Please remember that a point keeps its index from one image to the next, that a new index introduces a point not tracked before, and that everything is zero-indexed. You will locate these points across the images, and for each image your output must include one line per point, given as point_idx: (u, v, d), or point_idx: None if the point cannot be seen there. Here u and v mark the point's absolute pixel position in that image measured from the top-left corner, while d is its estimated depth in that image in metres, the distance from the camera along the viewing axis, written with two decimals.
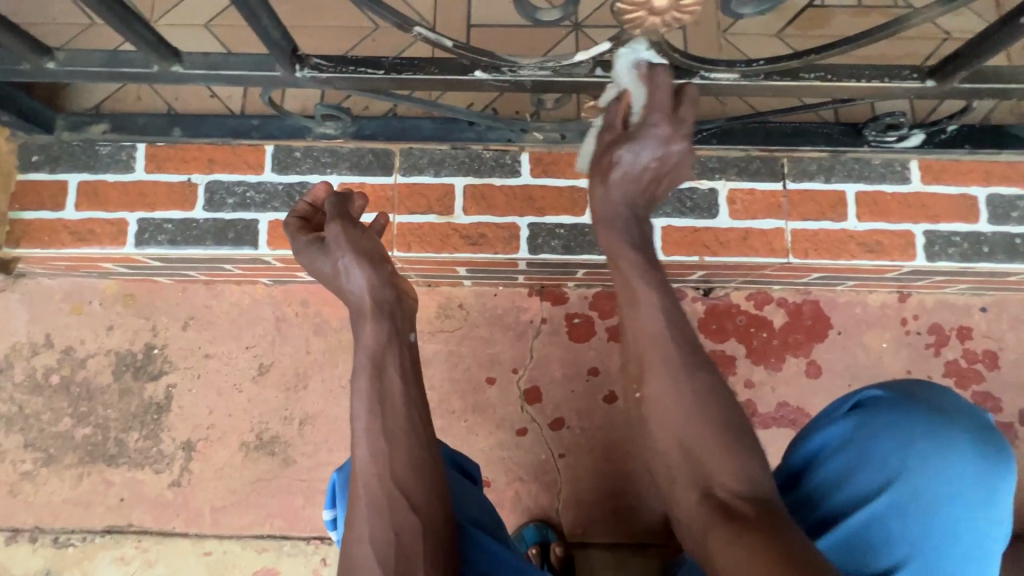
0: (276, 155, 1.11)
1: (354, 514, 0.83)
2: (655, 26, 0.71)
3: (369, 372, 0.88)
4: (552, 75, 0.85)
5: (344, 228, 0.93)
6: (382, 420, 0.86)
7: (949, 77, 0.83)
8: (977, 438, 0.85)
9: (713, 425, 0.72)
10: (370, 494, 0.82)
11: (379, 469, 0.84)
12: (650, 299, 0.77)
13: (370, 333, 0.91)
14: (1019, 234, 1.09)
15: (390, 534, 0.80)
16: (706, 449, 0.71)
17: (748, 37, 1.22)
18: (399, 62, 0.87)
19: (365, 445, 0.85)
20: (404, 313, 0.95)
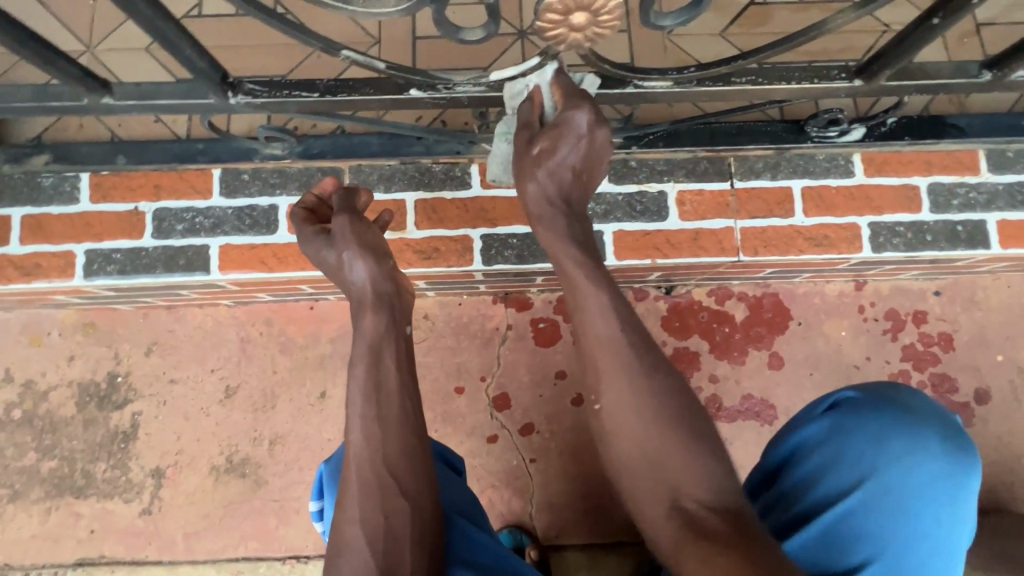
0: (223, 179, 1.10)
1: (346, 497, 0.82)
2: (578, 41, 0.71)
3: (366, 363, 0.88)
4: (487, 91, 0.86)
5: (349, 218, 0.92)
6: (377, 409, 0.85)
7: (875, 77, 0.84)
8: (948, 441, 0.87)
9: (674, 428, 0.73)
10: (363, 477, 0.82)
11: (373, 454, 0.83)
12: (598, 301, 0.78)
13: (368, 329, 0.90)
14: (960, 221, 1.12)
15: (382, 518, 0.81)
16: (668, 449, 0.72)
17: (692, 38, 1.23)
18: (334, 84, 0.87)
19: (360, 432, 0.84)
20: (400, 311, 0.93)
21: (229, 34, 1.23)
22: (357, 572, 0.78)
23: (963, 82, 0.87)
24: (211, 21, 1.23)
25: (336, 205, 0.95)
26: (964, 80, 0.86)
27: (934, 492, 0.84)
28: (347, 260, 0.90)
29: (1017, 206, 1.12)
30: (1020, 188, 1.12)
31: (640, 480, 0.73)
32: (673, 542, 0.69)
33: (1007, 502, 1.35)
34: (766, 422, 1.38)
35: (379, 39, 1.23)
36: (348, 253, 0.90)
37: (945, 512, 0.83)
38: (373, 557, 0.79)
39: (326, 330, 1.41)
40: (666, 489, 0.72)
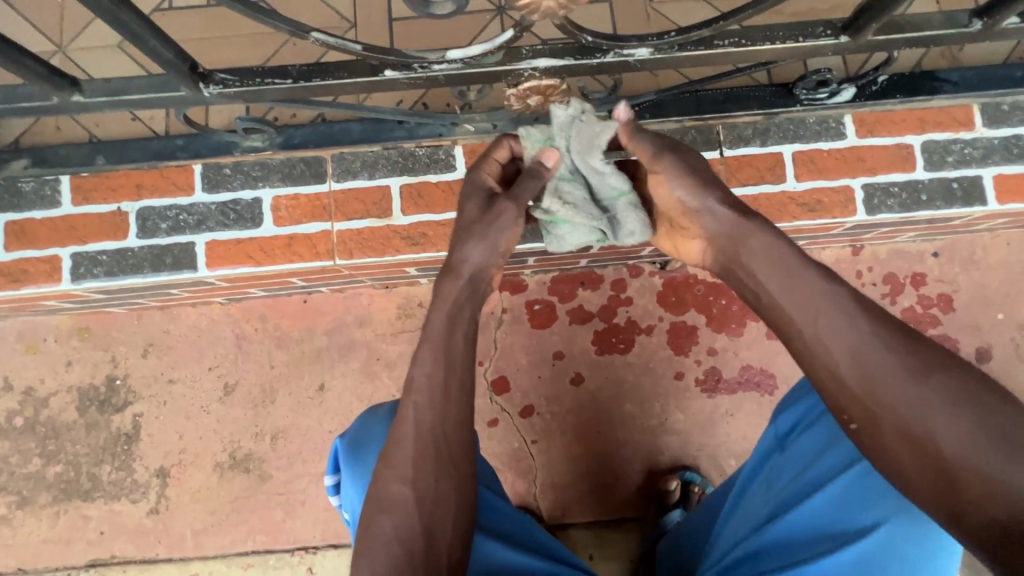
0: (205, 174, 1.09)
1: (396, 454, 0.79)
2: (551, 9, 0.69)
3: (444, 329, 0.85)
4: (464, 67, 0.83)
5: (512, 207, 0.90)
6: (444, 376, 0.82)
7: (862, 32, 0.81)
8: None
9: (966, 427, 0.60)
10: (422, 441, 0.79)
11: (433, 420, 0.80)
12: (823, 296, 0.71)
13: (445, 295, 0.88)
14: (956, 178, 1.10)
15: (433, 485, 0.78)
16: (957, 449, 0.60)
17: (675, 4, 1.19)
18: (307, 69, 0.85)
19: (424, 395, 0.81)
20: (476, 299, 0.90)
21: (202, 26, 1.20)
22: (399, 531, 0.75)
23: (953, 33, 0.84)
24: (182, 13, 1.21)
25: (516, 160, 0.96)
26: (953, 30, 0.84)
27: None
28: (466, 237, 0.90)
29: (1014, 159, 1.10)
30: (1016, 142, 1.10)
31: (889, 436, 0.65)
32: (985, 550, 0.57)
33: None
34: (767, 392, 1.37)
35: (355, 23, 1.20)
36: (471, 233, 0.90)
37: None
38: (419, 518, 0.76)
39: (321, 323, 1.41)
40: (959, 502, 0.59)
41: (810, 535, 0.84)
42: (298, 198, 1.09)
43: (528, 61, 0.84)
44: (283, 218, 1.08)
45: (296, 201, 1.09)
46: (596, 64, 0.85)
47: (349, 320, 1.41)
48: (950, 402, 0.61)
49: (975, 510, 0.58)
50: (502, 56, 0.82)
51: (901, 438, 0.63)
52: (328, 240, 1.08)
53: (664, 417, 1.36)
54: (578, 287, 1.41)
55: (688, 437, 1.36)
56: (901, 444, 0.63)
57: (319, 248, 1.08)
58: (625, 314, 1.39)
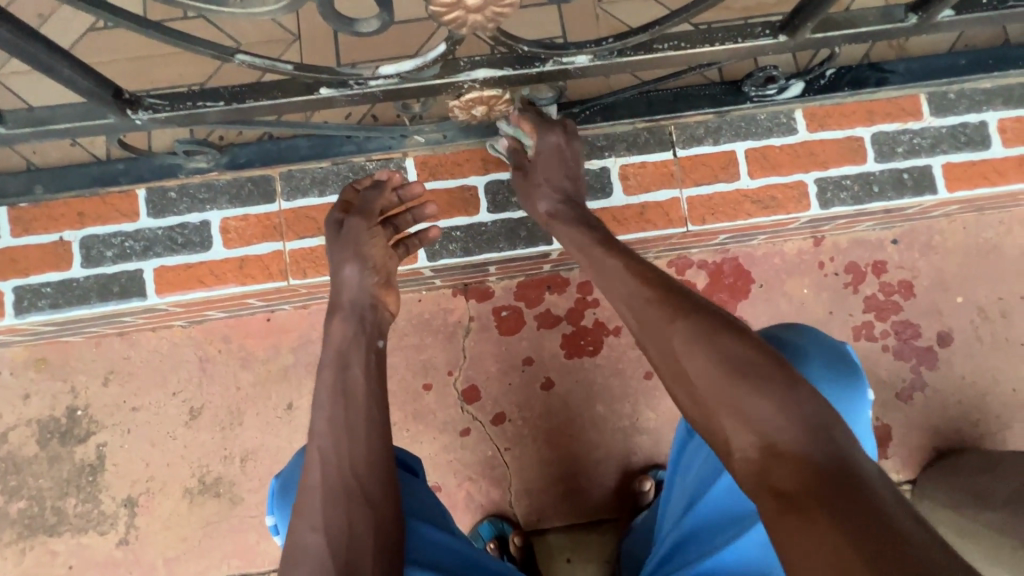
0: (149, 199, 1.06)
1: (307, 503, 0.80)
2: (479, 23, 0.68)
3: (334, 368, 0.90)
4: (401, 82, 0.82)
5: (363, 221, 0.96)
6: (345, 415, 0.86)
7: (798, 31, 0.81)
8: (834, 364, 0.92)
9: (714, 362, 0.65)
10: (328, 486, 0.81)
11: (341, 461, 0.83)
12: (626, 279, 0.83)
13: (336, 332, 0.94)
14: (906, 169, 1.11)
15: (346, 527, 0.78)
16: (710, 385, 0.64)
17: (625, 4, 1.18)
18: (239, 90, 0.82)
19: (327, 439, 0.84)
20: (371, 326, 0.96)
21: (142, 45, 1.16)
22: None
23: (889, 27, 0.85)
24: (119, 32, 1.17)
25: (365, 203, 0.97)
26: (888, 26, 0.84)
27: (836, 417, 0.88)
28: (337, 261, 0.96)
29: (962, 147, 1.11)
30: (963, 129, 1.11)
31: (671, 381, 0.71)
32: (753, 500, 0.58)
33: (973, 440, 1.37)
34: None
35: (299, 36, 1.17)
36: (341, 255, 0.96)
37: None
38: (335, 564, 0.76)
39: (286, 340, 1.39)
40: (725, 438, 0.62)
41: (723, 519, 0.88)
42: (248, 219, 1.06)
43: (467, 73, 0.82)
44: (233, 239, 1.06)
45: (245, 222, 1.06)
46: (537, 72, 0.84)
47: (314, 336, 1.39)
48: (701, 343, 0.67)
49: (740, 445, 0.60)
50: (438, 70, 0.81)
51: (675, 379, 0.70)
52: (281, 260, 1.06)
53: (635, 417, 1.37)
54: (545, 292, 1.40)
55: (659, 435, 1.37)
56: (678, 390, 0.70)
57: (272, 269, 1.06)
58: (593, 315, 1.39)
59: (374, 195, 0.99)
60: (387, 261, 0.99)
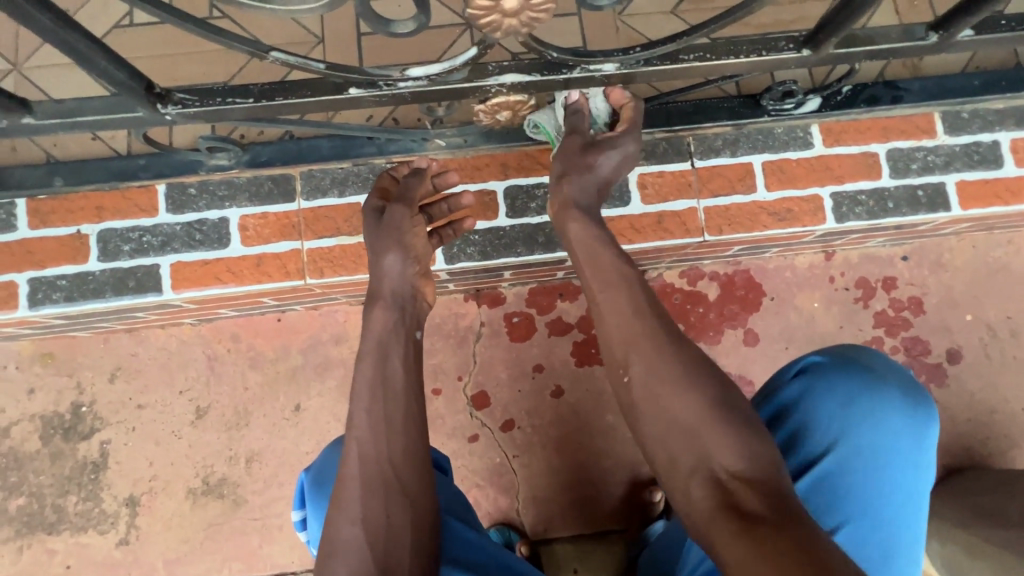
0: (169, 194, 1.06)
1: (345, 495, 0.81)
2: (514, 27, 0.68)
3: (376, 358, 0.89)
4: (429, 84, 0.82)
5: (406, 209, 0.95)
6: (383, 407, 0.85)
7: (822, 46, 0.83)
8: (906, 393, 0.95)
9: (699, 401, 0.72)
10: (366, 477, 0.81)
11: (378, 453, 0.83)
12: (621, 295, 0.82)
13: (382, 319, 0.92)
14: (920, 185, 1.12)
15: (383, 519, 0.80)
16: (695, 422, 0.71)
17: (644, 17, 1.20)
18: (269, 88, 0.83)
19: (365, 431, 0.84)
20: (411, 317, 0.95)
21: (167, 43, 1.18)
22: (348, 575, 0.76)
23: (910, 45, 0.86)
24: (146, 30, 1.18)
25: (404, 190, 0.97)
26: (910, 43, 0.85)
27: (901, 446, 0.91)
28: (381, 250, 0.94)
29: (975, 166, 1.13)
30: (976, 148, 1.13)
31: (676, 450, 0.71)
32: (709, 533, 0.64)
33: (983, 458, 1.37)
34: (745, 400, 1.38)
35: (322, 39, 1.18)
36: (384, 244, 0.93)
37: (909, 472, 0.92)
38: (372, 559, 0.77)
39: (295, 341, 1.38)
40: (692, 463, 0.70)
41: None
42: (267, 217, 1.06)
43: (495, 77, 0.83)
44: (252, 237, 1.06)
45: (264, 220, 1.06)
46: (563, 79, 0.85)
47: (324, 338, 1.39)
48: (685, 378, 0.74)
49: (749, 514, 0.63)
50: (467, 74, 0.82)
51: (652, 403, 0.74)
52: (299, 259, 1.06)
53: None
54: (556, 299, 1.40)
55: None
56: (645, 419, 0.75)
57: (289, 267, 1.06)
58: None
59: (414, 182, 0.99)
60: (425, 252, 0.98)
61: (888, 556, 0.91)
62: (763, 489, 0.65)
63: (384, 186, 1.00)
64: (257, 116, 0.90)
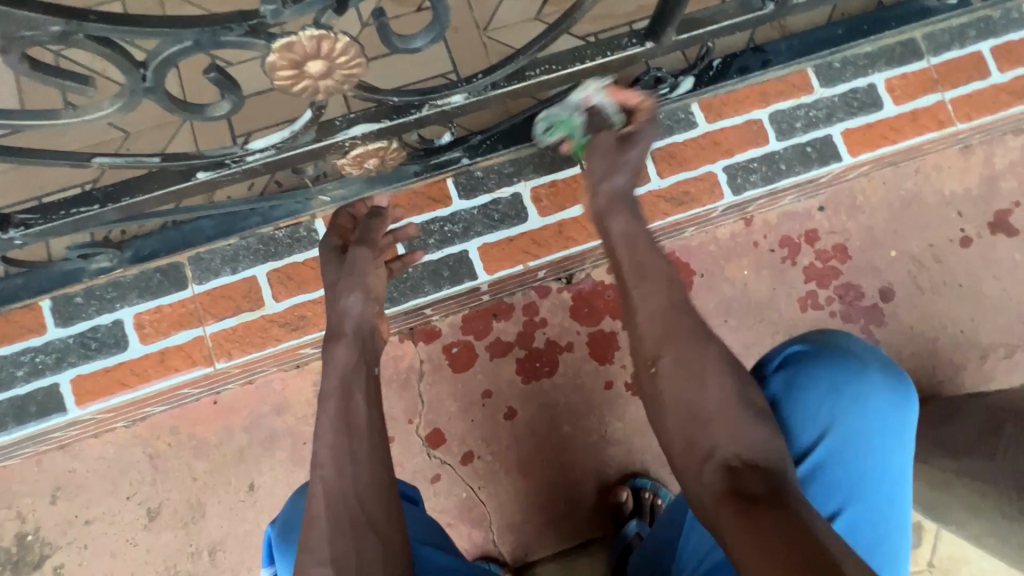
0: (55, 308, 1.01)
1: (312, 537, 0.74)
2: (331, 87, 0.65)
3: (345, 395, 0.82)
4: (278, 152, 0.80)
5: (368, 253, 0.93)
6: (348, 442, 0.80)
7: (662, 35, 0.83)
8: (888, 371, 0.92)
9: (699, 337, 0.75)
10: (335, 515, 0.75)
11: (344, 489, 0.77)
12: (664, 288, 0.79)
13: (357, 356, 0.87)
14: (808, 142, 1.13)
15: (353, 557, 0.73)
16: (718, 415, 0.70)
17: (509, 29, 1.19)
18: (112, 189, 0.82)
19: (329, 468, 0.78)
20: (371, 352, 0.89)
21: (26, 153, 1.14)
22: None
23: (751, 17, 0.87)
24: None
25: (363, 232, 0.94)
26: (749, 15, 0.86)
27: (886, 428, 0.89)
28: (341, 291, 0.89)
29: (856, 113, 1.14)
30: (854, 95, 1.14)
31: (670, 380, 0.72)
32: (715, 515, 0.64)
33: (933, 387, 1.39)
34: None
35: None
36: (347, 285, 0.89)
37: (895, 453, 0.89)
38: None
39: (236, 420, 1.34)
40: (704, 447, 0.69)
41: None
42: (162, 310, 1.03)
43: (343, 131, 0.82)
44: (150, 334, 1.02)
45: (159, 313, 1.03)
46: (415, 119, 0.83)
47: (266, 410, 1.35)
48: (684, 316, 0.76)
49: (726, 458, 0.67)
50: (314, 134, 0.80)
51: (676, 396, 0.71)
52: (203, 346, 1.03)
53: (603, 429, 1.36)
54: (491, 320, 1.38)
55: (631, 444, 1.35)
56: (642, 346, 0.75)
57: (195, 356, 1.02)
58: (543, 336, 1.38)
59: (374, 223, 0.96)
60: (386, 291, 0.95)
61: (887, 536, 0.88)
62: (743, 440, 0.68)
63: (340, 224, 0.97)
64: (130, 215, 0.88)
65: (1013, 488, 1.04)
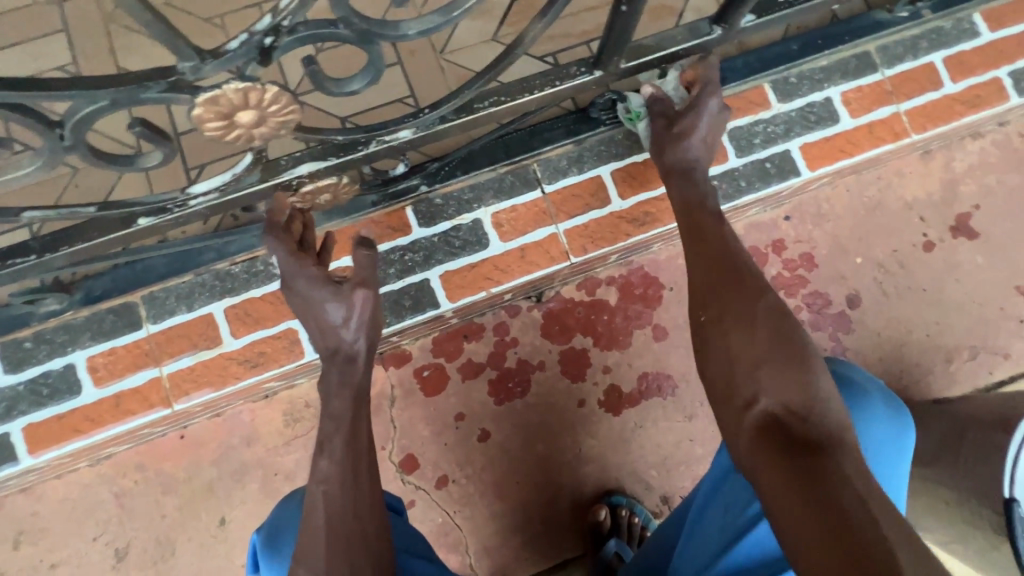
0: (3, 354, 0.98)
1: (306, 547, 0.72)
2: (267, 133, 0.64)
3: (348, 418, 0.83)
4: (222, 194, 0.79)
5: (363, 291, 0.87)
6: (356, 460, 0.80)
7: (609, 64, 0.83)
8: (889, 403, 0.91)
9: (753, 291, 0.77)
10: (332, 526, 0.73)
11: (345, 505, 0.76)
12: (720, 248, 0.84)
13: (359, 379, 0.88)
14: (767, 158, 1.13)
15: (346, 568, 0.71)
16: (765, 360, 0.69)
17: (466, 50, 1.18)
18: (51, 239, 0.80)
19: (335, 483, 0.77)
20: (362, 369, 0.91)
21: None
22: None
23: (699, 41, 0.87)
24: None
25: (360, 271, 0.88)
26: (697, 40, 0.86)
27: (882, 446, 0.86)
28: (334, 327, 0.87)
29: (813, 127, 1.15)
30: (810, 109, 1.15)
31: (717, 329, 0.75)
32: (754, 458, 0.64)
33: (902, 392, 1.41)
34: (669, 395, 1.38)
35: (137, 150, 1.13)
36: (338, 322, 0.87)
37: (888, 473, 0.87)
38: None
39: (204, 454, 1.32)
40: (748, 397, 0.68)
41: (772, 553, 0.80)
42: (116, 352, 1.00)
43: (290, 170, 0.81)
44: (104, 377, 1.00)
45: (113, 355, 1.00)
46: (364, 155, 0.82)
47: (235, 443, 1.32)
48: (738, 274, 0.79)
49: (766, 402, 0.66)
50: (261, 175, 0.79)
51: (721, 340, 0.73)
52: (160, 387, 1.00)
53: (578, 447, 1.35)
54: (462, 341, 1.37)
55: (606, 460, 1.35)
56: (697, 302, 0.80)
57: (151, 398, 1.00)
58: (514, 356, 1.37)
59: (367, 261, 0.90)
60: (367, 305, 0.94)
61: None
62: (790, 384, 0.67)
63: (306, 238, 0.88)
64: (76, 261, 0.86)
65: (974, 495, 1.05)
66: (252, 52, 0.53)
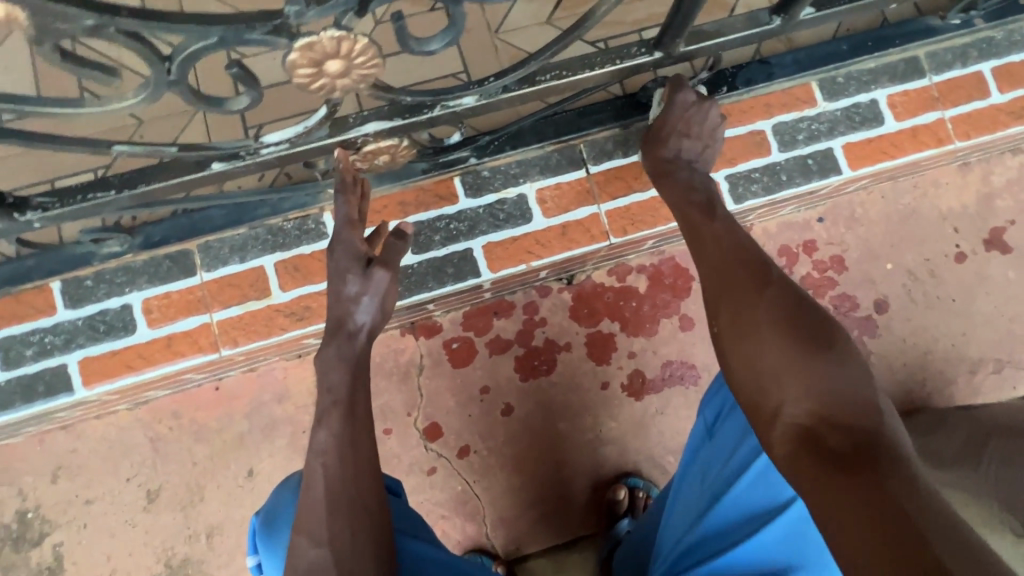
0: (65, 290, 1.03)
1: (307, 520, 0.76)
2: (349, 85, 0.67)
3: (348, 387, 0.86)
4: (292, 146, 0.83)
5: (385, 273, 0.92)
6: (353, 433, 0.82)
7: (670, 46, 0.86)
8: None
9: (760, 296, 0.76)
10: (333, 497, 0.77)
11: (344, 476, 0.79)
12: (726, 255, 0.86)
13: (357, 353, 0.90)
14: (810, 154, 1.15)
15: (348, 537, 0.75)
16: (782, 367, 0.68)
17: (521, 30, 1.21)
18: (129, 177, 0.84)
19: (333, 456, 0.80)
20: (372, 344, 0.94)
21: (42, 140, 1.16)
22: None
23: (758, 31, 0.89)
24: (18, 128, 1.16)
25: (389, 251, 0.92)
26: (756, 29, 0.88)
27: None
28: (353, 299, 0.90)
29: (857, 127, 1.16)
30: (856, 110, 1.16)
31: (729, 341, 0.75)
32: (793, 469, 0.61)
33: (923, 400, 1.42)
34: (691, 384, 1.40)
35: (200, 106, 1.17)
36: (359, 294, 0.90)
37: None
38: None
39: (237, 407, 1.36)
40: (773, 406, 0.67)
41: (743, 515, 0.87)
42: (170, 295, 1.05)
43: (357, 128, 0.84)
44: (157, 319, 1.04)
45: (167, 299, 1.05)
46: (427, 118, 0.86)
47: (266, 398, 1.37)
48: (746, 279, 0.80)
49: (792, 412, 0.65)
50: (329, 129, 0.83)
51: (735, 352, 0.74)
52: (210, 332, 1.05)
53: (598, 429, 1.38)
54: (492, 317, 1.40)
55: (624, 443, 1.38)
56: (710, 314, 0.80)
57: (201, 342, 1.04)
58: (542, 335, 1.40)
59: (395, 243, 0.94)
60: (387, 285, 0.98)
61: None
62: (814, 385, 0.65)
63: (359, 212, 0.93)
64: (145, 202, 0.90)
65: None
66: (351, 2, 0.56)
